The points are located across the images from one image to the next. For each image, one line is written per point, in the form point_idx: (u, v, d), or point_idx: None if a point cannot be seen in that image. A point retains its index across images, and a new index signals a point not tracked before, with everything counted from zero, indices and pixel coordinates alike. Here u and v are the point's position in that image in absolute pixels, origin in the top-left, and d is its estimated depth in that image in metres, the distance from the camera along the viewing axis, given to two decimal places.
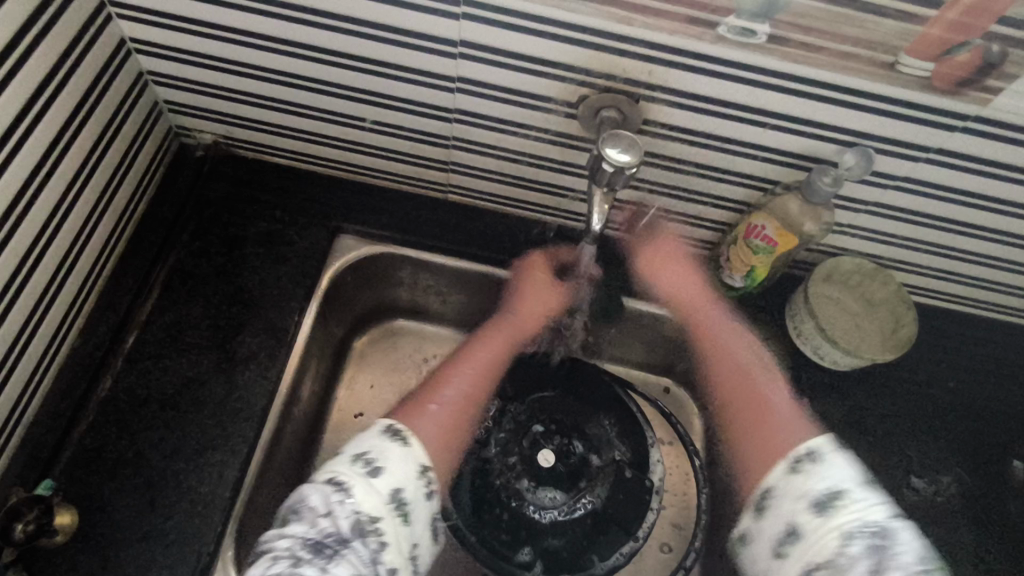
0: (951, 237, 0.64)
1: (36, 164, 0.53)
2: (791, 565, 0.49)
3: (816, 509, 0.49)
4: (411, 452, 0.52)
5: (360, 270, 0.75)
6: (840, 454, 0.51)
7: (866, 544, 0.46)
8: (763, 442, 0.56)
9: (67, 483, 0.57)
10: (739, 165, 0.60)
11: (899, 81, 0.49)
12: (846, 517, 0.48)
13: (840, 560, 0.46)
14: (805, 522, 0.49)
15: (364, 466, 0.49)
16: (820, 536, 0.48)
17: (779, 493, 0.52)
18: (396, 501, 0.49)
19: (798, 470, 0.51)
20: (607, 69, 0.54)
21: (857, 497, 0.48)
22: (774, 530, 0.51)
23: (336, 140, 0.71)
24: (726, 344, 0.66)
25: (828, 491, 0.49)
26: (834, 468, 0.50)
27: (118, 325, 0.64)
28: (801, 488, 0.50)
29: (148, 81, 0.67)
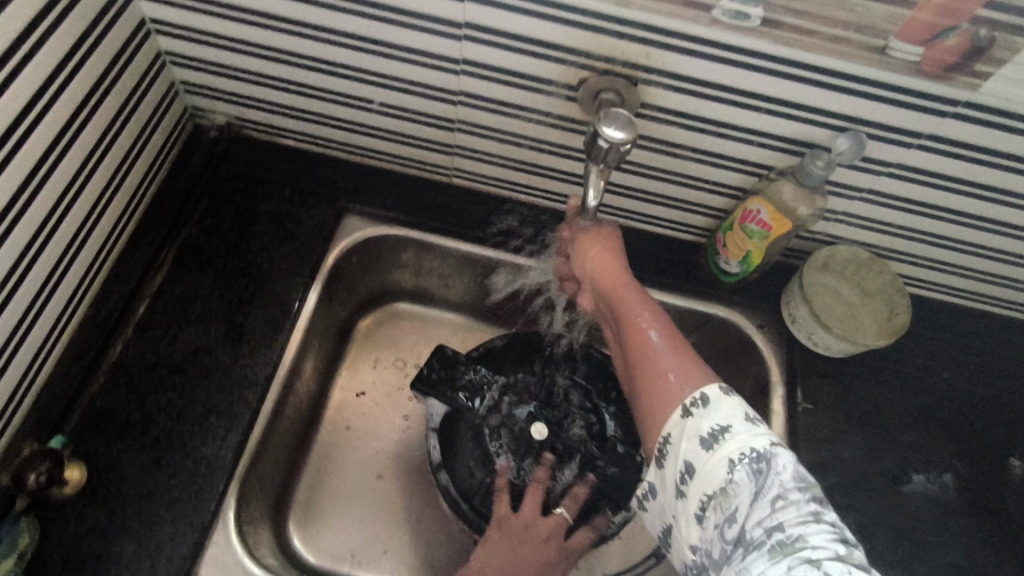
0: (946, 227, 0.65)
1: (58, 131, 0.55)
2: (690, 504, 0.53)
3: (705, 444, 0.52)
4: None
5: (365, 251, 0.77)
6: (726, 393, 0.54)
7: (749, 469, 0.50)
8: (656, 396, 0.57)
9: (77, 440, 0.60)
10: (734, 150, 0.61)
11: (890, 65, 0.50)
12: (732, 447, 0.51)
13: (728, 487, 0.50)
14: (697, 459, 0.52)
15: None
16: (710, 468, 0.51)
17: (674, 437, 0.54)
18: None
19: (691, 412, 0.54)
20: (604, 52, 0.55)
21: (741, 427, 0.51)
22: (675, 471, 0.54)
23: (344, 122, 0.73)
24: (626, 295, 0.63)
25: (715, 428, 0.52)
26: (722, 404, 0.53)
27: (131, 293, 0.67)
28: (693, 427, 0.53)
29: (167, 61, 0.69)
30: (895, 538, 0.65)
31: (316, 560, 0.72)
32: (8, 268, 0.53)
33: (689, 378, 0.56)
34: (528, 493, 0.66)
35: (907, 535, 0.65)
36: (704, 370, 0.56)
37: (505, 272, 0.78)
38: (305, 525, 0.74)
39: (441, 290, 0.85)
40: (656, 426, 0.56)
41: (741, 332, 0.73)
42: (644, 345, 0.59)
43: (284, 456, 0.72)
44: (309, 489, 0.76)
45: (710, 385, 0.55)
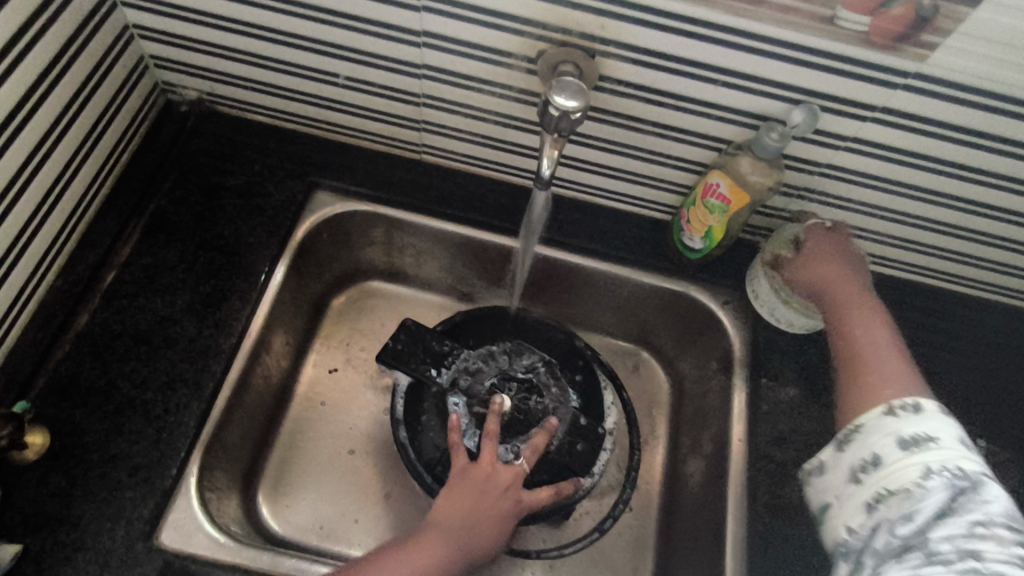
0: (904, 202, 0.65)
1: (20, 99, 0.56)
2: (862, 492, 0.51)
3: (902, 444, 0.50)
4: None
5: (335, 227, 0.77)
6: (943, 411, 0.52)
7: (947, 484, 0.47)
8: (863, 388, 0.57)
9: (41, 406, 0.61)
10: (693, 124, 0.62)
11: (839, 36, 0.51)
12: (932, 456, 0.49)
13: (917, 490, 0.47)
14: (888, 455, 0.51)
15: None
16: (903, 467, 0.49)
17: (868, 428, 0.53)
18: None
19: (897, 413, 0.52)
20: (561, 23, 0.56)
21: (951, 444, 0.49)
22: (858, 458, 0.53)
23: (313, 97, 0.73)
24: (847, 298, 0.64)
25: (918, 434, 0.50)
26: (933, 416, 0.51)
27: (97, 264, 0.67)
28: (891, 426, 0.52)
29: (134, 35, 0.69)
30: None
31: (283, 532, 0.73)
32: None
33: (895, 385, 0.55)
34: (487, 443, 0.64)
35: None
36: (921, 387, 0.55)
37: (476, 250, 0.79)
38: (273, 497, 0.74)
39: (414, 268, 0.85)
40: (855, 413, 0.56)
41: (705, 309, 0.74)
42: (874, 349, 0.59)
43: (251, 428, 0.72)
44: (278, 463, 0.76)
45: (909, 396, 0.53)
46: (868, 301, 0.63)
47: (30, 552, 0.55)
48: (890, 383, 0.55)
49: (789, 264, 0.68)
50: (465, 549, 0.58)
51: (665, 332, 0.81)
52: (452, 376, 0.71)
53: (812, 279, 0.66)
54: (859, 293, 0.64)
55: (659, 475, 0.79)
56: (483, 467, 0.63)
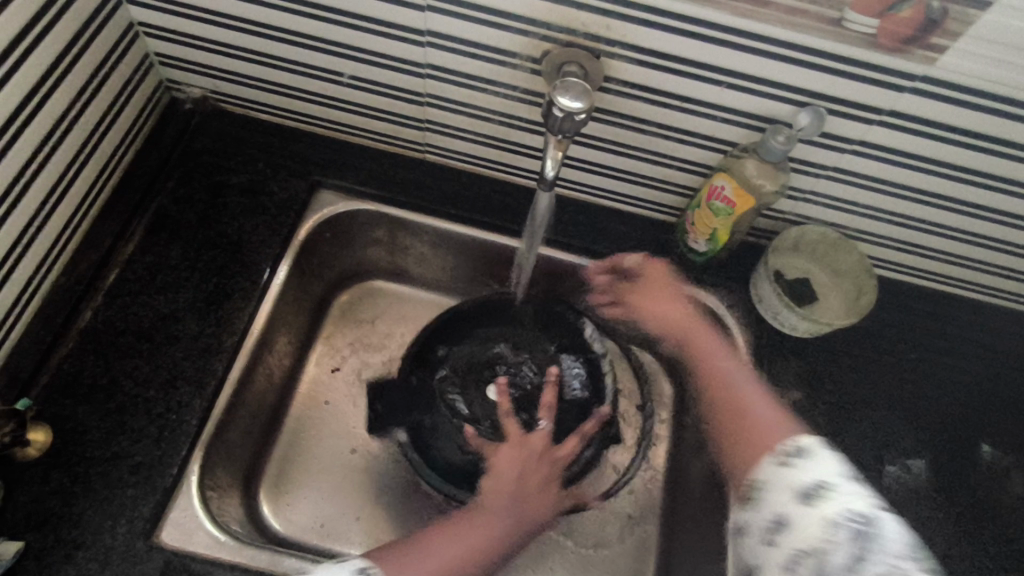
0: (911, 206, 0.65)
1: (23, 97, 0.56)
2: (777, 557, 0.46)
3: (803, 498, 0.46)
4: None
5: (337, 226, 0.77)
6: (827, 449, 0.49)
7: (852, 533, 0.44)
8: (744, 433, 0.53)
9: (44, 403, 0.61)
10: (698, 126, 0.61)
11: (846, 38, 0.50)
12: (834, 507, 0.45)
13: (828, 548, 0.44)
14: (792, 512, 0.46)
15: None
16: (809, 523, 0.45)
17: (768, 485, 0.49)
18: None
19: (787, 463, 0.49)
20: (565, 23, 0.55)
21: (845, 486, 0.46)
22: (762, 520, 0.48)
23: (316, 95, 0.73)
24: (707, 347, 0.64)
25: (814, 482, 0.46)
26: (824, 458, 0.48)
27: (101, 261, 0.68)
28: (790, 478, 0.48)
29: (139, 32, 0.69)
30: None
31: (284, 530, 0.73)
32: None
33: (780, 429, 0.52)
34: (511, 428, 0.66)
35: None
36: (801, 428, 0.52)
37: (478, 250, 0.78)
38: (274, 495, 0.74)
39: (416, 268, 0.85)
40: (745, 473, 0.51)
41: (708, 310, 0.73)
42: (745, 402, 0.57)
43: (253, 427, 0.73)
44: (280, 462, 0.76)
45: (800, 438, 0.50)
46: (721, 348, 0.64)
47: (32, 549, 0.55)
48: (770, 428, 0.53)
49: (623, 288, 0.71)
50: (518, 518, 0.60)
51: None
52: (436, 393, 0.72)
53: (663, 310, 0.68)
54: (718, 340, 0.65)
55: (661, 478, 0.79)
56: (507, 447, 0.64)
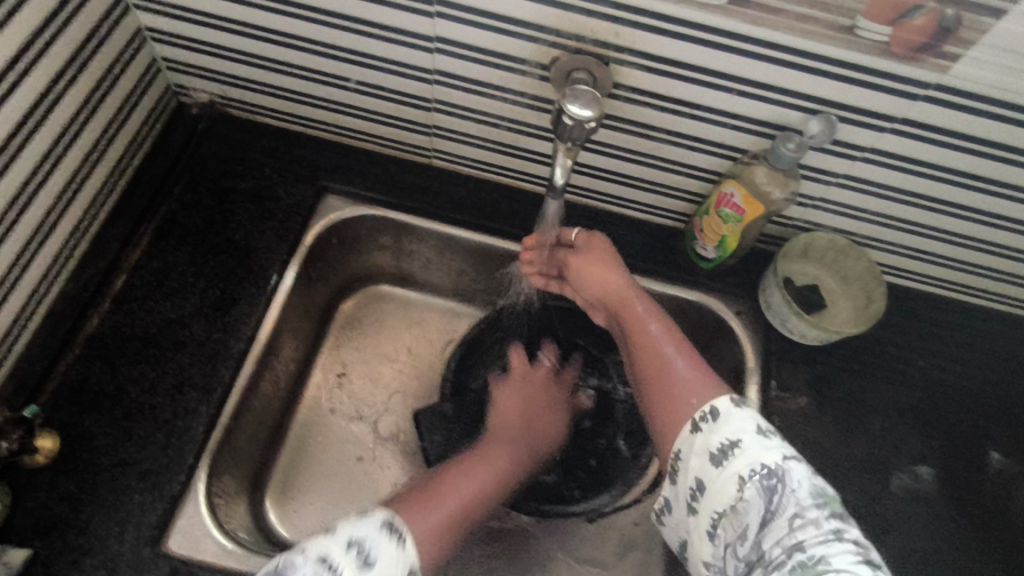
0: (922, 213, 0.64)
1: (32, 104, 0.56)
2: (702, 520, 0.51)
3: (714, 461, 0.50)
4: (403, 555, 0.53)
5: (344, 231, 0.77)
6: (736, 406, 0.52)
7: (760, 486, 0.48)
8: (669, 399, 0.56)
9: (51, 410, 0.61)
10: (708, 132, 0.61)
11: (859, 46, 0.50)
12: (741, 464, 0.49)
13: (739, 505, 0.48)
14: (708, 476, 0.50)
15: (358, 556, 0.49)
16: (720, 486, 0.49)
17: (683, 454, 0.53)
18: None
19: (700, 428, 0.52)
20: (575, 30, 0.55)
21: (752, 441, 0.50)
22: (685, 487, 0.52)
23: (323, 101, 0.73)
24: (636, 306, 0.64)
25: (724, 444, 0.50)
26: (735, 413, 0.51)
27: (108, 267, 0.67)
28: (702, 442, 0.52)
29: (146, 37, 0.69)
30: (866, 525, 0.64)
31: (290, 536, 0.73)
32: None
33: (698, 391, 0.55)
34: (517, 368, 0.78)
35: (881, 525, 0.64)
36: (718, 387, 0.55)
37: (485, 255, 0.78)
38: (281, 501, 0.74)
39: (423, 273, 0.85)
40: (670, 440, 0.55)
41: (716, 316, 0.73)
42: (667, 363, 0.58)
43: (260, 432, 0.72)
44: (287, 467, 0.76)
45: (721, 399, 0.53)
46: (652, 305, 0.64)
47: (39, 557, 0.55)
48: (695, 389, 0.55)
49: (562, 256, 0.70)
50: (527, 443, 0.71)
51: None
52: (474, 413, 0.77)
53: (592, 276, 0.67)
54: (647, 298, 0.64)
55: None
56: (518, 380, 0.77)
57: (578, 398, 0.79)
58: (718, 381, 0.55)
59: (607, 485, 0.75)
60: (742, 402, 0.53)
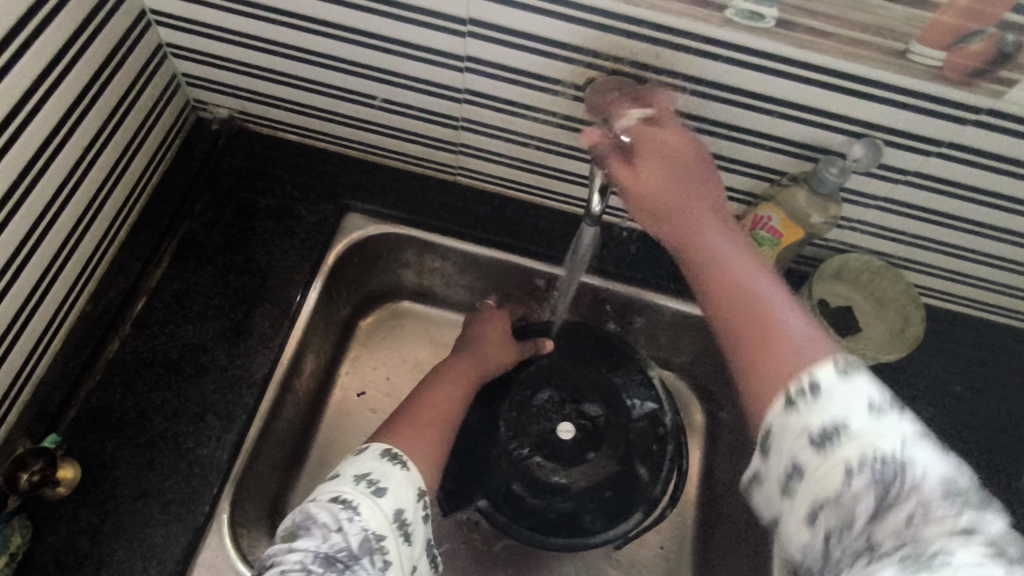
0: (963, 237, 0.63)
1: (53, 126, 0.54)
2: (798, 510, 0.36)
3: (813, 444, 0.36)
4: (411, 476, 0.53)
5: (367, 249, 0.75)
6: (846, 376, 0.37)
7: (874, 474, 0.34)
8: (758, 359, 0.40)
9: (72, 438, 0.59)
10: (745, 154, 0.60)
11: (910, 70, 0.48)
12: (851, 449, 0.35)
13: (845, 496, 0.34)
14: (805, 457, 0.36)
15: (368, 487, 0.50)
16: (822, 468, 0.35)
17: (776, 431, 0.38)
18: (399, 522, 0.49)
19: (798, 403, 0.37)
20: (613, 51, 0.53)
21: (865, 422, 0.35)
22: (775, 470, 0.38)
23: (346, 118, 0.71)
24: (708, 240, 0.49)
25: (831, 424, 0.36)
26: (846, 388, 0.36)
27: (129, 289, 0.66)
28: (802, 421, 0.37)
29: (167, 54, 0.67)
30: None
31: None
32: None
33: (805, 349, 0.39)
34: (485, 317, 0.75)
35: None
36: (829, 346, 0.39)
37: (509, 275, 0.77)
38: None
39: (444, 290, 0.83)
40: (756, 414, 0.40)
41: None
42: (760, 315, 0.43)
43: (282, 456, 0.71)
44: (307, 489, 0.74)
45: (822, 366, 0.37)
46: (727, 236, 0.49)
47: None
48: (791, 354, 0.39)
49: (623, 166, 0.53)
50: (478, 373, 0.70)
51: (704, 363, 0.79)
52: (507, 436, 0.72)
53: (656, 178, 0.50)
54: (717, 226, 0.49)
55: (693, 500, 0.77)
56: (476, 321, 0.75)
57: (613, 417, 0.73)
58: (829, 338, 0.40)
59: (623, 517, 0.69)
60: (860, 374, 0.37)
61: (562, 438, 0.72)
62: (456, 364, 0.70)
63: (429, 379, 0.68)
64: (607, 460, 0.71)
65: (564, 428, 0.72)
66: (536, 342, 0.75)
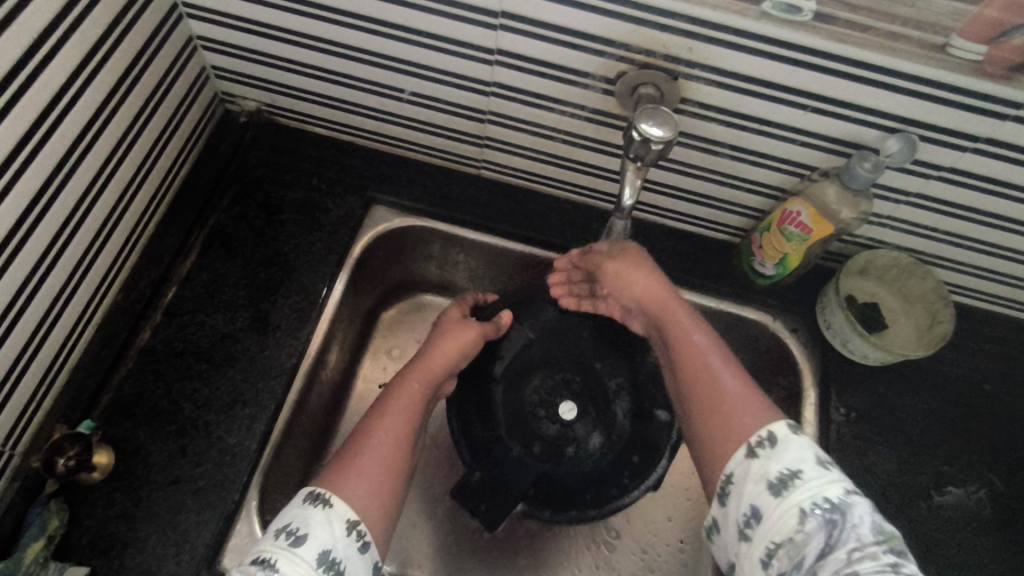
0: (996, 234, 0.62)
1: (90, 118, 0.55)
2: (754, 551, 0.46)
3: (773, 491, 0.46)
4: (336, 513, 0.50)
5: (391, 242, 0.76)
6: (794, 432, 0.49)
7: (823, 519, 0.44)
8: (717, 419, 0.52)
9: (106, 425, 0.61)
10: (777, 149, 0.59)
11: (949, 65, 0.48)
12: (803, 495, 0.45)
13: (799, 537, 0.44)
14: (765, 503, 0.46)
15: (286, 539, 0.47)
16: (780, 516, 0.45)
17: (737, 478, 0.49)
18: (325, 564, 0.47)
19: (757, 453, 0.48)
20: (646, 44, 0.53)
21: (814, 473, 0.46)
22: (738, 514, 0.48)
23: (373, 111, 0.71)
24: (670, 305, 0.61)
25: (784, 472, 0.46)
26: (796, 440, 0.48)
27: (159, 279, 0.67)
28: (762, 469, 0.48)
29: (197, 46, 0.68)
30: (928, 553, 0.62)
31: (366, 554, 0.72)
32: (31, 264, 0.52)
33: (752, 412, 0.51)
34: (444, 319, 0.70)
35: (942, 554, 0.62)
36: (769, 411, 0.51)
37: (518, 266, 0.77)
38: None
39: (466, 283, 0.83)
40: (718, 466, 0.51)
41: (774, 336, 0.71)
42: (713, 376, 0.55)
43: (310, 445, 0.72)
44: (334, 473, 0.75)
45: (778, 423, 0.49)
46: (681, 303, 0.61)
47: None
48: (744, 419, 0.51)
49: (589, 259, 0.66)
50: (432, 382, 0.64)
51: None
52: (514, 411, 0.72)
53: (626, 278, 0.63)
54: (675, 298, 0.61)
55: None
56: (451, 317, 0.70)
57: (626, 370, 0.72)
58: (768, 404, 0.52)
59: (651, 465, 0.68)
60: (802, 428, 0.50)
61: (566, 419, 0.72)
62: (402, 377, 0.63)
63: (394, 385, 0.62)
64: (614, 418, 0.72)
65: (565, 408, 0.72)
66: (495, 320, 0.71)
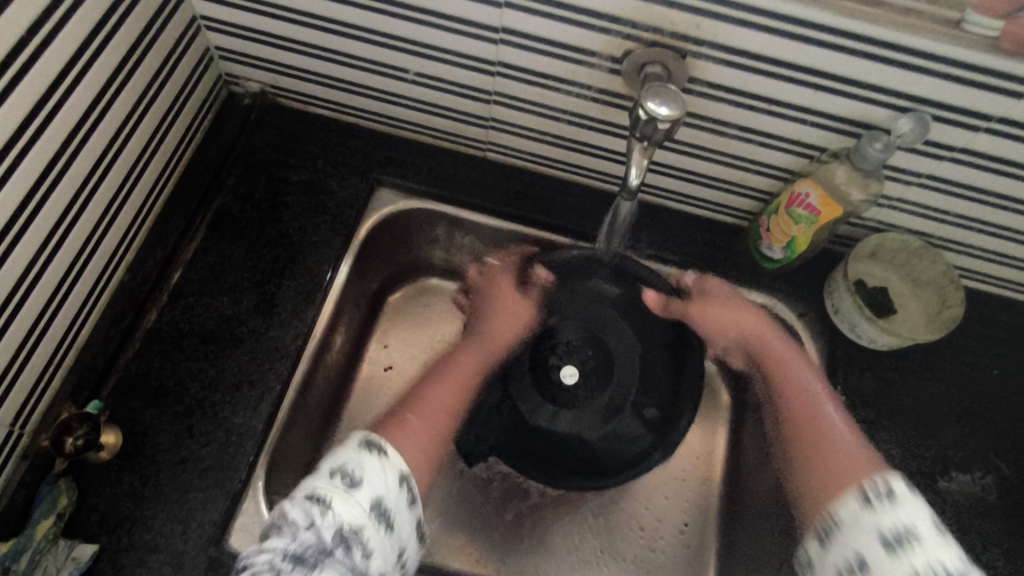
0: (1008, 217, 0.61)
1: (94, 97, 0.54)
2: None
3: (887, 546, 0.44)
4: (389, 464, 0.50)
5: (396, 224, 0.75)
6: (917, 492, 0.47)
7: None
8: (826, 471, 0.53)
9: (114, 405, 0.61)
10: (785, 130, 0.58)
11: (964, 41, 0.47)
12: (919, 558, 0.43)
13: None
14: (873, 555, 0.44)
15: (343, 479, 0.47)
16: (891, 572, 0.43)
17: (846, 524, 0.47)
18: (379, 511, 0.47)
19: (872, 504, 0.47)
20: (653, 21, 0.52)
21: (933, 537, 0.44)
22: (839, 560, 0.46)
23: (378, 92, 0.71)
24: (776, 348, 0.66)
25: (899, 530, 0.45)
26: (915, 502, 0.46)
27: (165, 261, 0.67)
28: (873, 522, 0.46)
29: (201, 26, 0.67)
30: None
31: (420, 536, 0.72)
32: (38, 242, 0.52)
33: (864, 467, 0.51)
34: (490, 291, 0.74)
35: None
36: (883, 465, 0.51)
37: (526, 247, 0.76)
38: None
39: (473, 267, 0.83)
40: (821, 509, 0.50)
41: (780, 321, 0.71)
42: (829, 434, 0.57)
43: (316, 426, 0.72)
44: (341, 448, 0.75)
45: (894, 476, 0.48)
46: (789, 350, 0.65)
47: (106, 551, 0.56)
48: (854, 469, 0.51)
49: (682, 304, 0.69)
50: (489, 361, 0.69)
51: None
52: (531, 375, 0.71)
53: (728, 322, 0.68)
54: (779, 343, 0.66)
55: (719, 481, 0.77)
56: (498, 288, 0.74)
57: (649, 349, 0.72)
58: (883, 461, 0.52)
59: (674, 427, 0.68)
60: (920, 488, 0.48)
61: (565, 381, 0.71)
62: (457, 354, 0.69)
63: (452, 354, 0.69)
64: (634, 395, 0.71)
65: (570, 370, 0.71)
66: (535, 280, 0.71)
